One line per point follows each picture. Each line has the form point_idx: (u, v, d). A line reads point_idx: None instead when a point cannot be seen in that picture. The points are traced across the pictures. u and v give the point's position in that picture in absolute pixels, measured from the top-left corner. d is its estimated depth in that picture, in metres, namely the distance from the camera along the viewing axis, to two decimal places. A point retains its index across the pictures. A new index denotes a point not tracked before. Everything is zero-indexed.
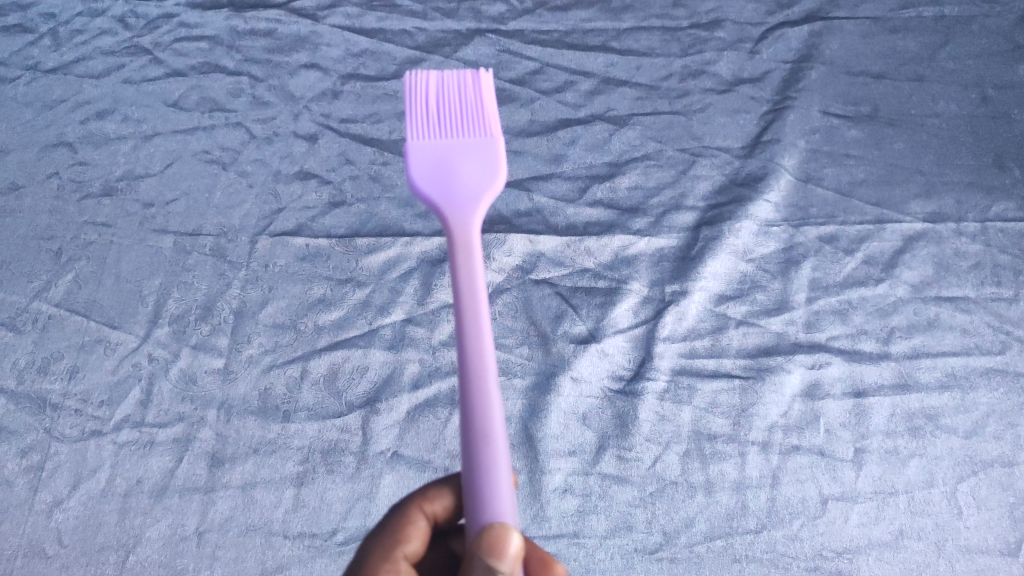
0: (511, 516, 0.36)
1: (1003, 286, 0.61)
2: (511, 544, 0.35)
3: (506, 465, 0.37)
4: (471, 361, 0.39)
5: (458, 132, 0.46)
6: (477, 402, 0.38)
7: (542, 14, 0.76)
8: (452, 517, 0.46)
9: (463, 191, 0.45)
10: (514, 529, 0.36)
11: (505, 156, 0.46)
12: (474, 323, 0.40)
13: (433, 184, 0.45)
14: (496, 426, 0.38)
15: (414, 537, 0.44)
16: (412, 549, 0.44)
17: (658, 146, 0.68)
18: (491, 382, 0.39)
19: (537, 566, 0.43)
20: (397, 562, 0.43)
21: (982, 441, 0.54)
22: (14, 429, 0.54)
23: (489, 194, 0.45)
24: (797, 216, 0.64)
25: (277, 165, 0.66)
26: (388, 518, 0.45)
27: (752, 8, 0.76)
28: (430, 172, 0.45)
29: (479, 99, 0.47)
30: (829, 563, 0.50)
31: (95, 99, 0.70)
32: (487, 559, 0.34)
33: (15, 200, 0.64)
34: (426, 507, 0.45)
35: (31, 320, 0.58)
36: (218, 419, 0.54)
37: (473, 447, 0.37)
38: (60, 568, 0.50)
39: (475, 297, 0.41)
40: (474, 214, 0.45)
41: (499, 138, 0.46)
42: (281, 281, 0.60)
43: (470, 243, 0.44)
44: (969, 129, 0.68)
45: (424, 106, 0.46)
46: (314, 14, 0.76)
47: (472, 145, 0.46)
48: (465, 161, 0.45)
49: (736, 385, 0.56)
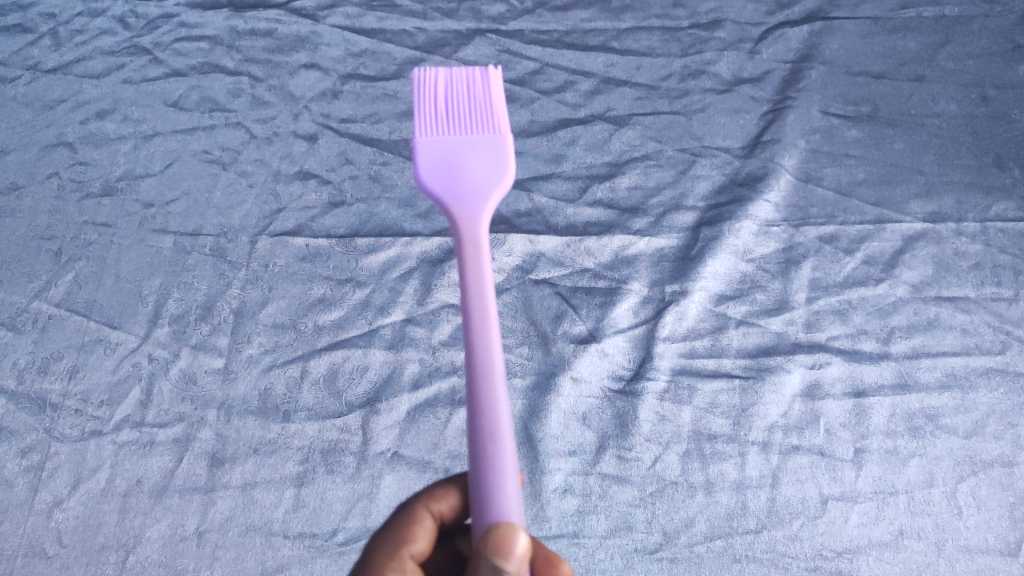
0: (518, 516, 0.36)
1: (1003, 286, 0.61)
2: (517, 543, 0.35)
3: (512, 464, 0.37)
4: (479, 360, 0.39)
5: (466, 128, 0.46)
6: (484, 401, 0.38)
7: (542, 14, 0.76)
8: (458, 517, 0.45)
9: (471, 189, 0.45)
10: (520, 529, 0.35)
11: (513, 153, 0.46)
12: (482, 323, 0.40)
13: (440, 181, 0.45)
14: (503, 424, 0.38)
15: (421, 536, 0.44)
16: (418, 549, 0.44)
17: (658, 146, 0.68)
18: (498, 381, 0.39)
19: (543, 566, 0.43)
20: (403, 561, 0.43)
21: (982, 441, 0.54)
22: (14, 429, 0.54)
23: (497, 192, 0.45)
24: (797, 216, 0.64)
25: (277, 165, 0.66)
26: (394, 517, 0.45)
27: (752, 8, 0.76)
28: (437, 169, 0.45)
29: (487, 97, 0.47)
30: (829, 563, 0.50)
31: (95, 99, 0.70)
32: (493, 559, 0.34)
33: (15, 200, 0.64)
34: (432, 506, 0.45)
35: (31, 320, 0.58)
36: (218, 419, 0.54)
37: (479, 446, 0.37)
38: (60, 568, 0.50)
39: (482, 296, 0.41)
40: (482, 212, 0.45)
41: (507, 135, 0.46)
42: (281, 281, 0.60)
43: (478, 243, 0.44)
44: (969, 129, 0.68)
45: (432, 102, 0.46)
46: (314, 14, 0.76)
47: (480, 142, 0.46)
48: (473, 158, 0.45)
49: (736, 385, 0.56)
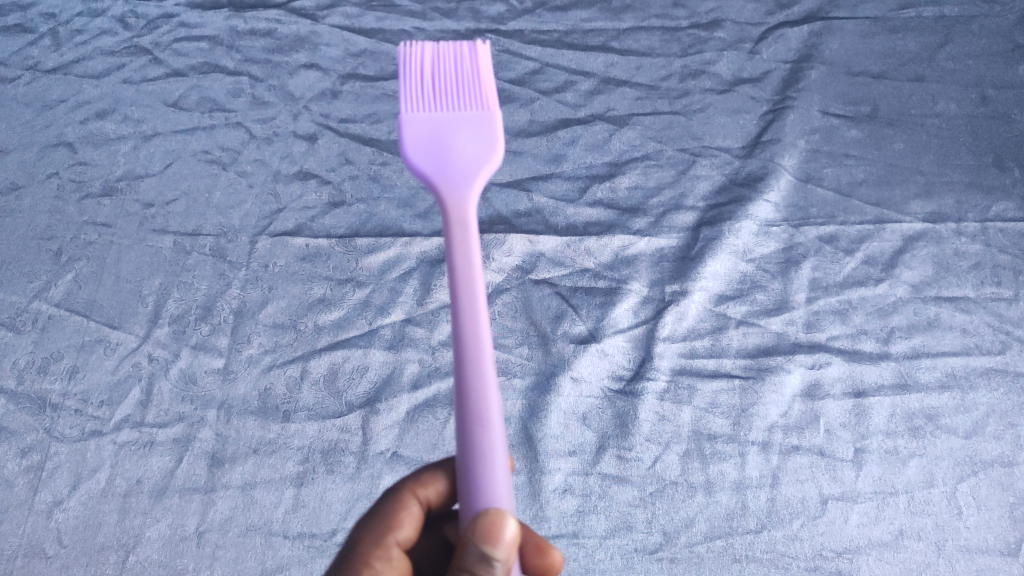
0: (506, 501, 0.37)
1: (1003, 286, 0.61)
2: (507, 530, 0.35)
3: (501, 449, 0.37)
4: (466, 344, 0.39)
5: (455, 105, 0.45)
6: (472, 385, 0.38)
7: (542, 14, 0.76)
8: (445, 502, 0.46)
9: (460, 167, 0.45)
10: (509, 515, 0.36)
11: (502, 130, 0.45)
12: (469, 304, 0.40)
13: (429, 160, 0.44)
14: (492, 409, 0.38)
15: (407, 523, 0.44)
16: (405, 535, 0.44)
17: (658, 146, 0.68)
18: (487, 364, 0.38)
19: (533, 553, 0.44)
20: (390, 548, 0.44)
21: (982, 441, 0.54)
22: (14, 429, 0.54)
23: (486, 170, 0.45)
24: (797, 216, 0.64)
25: (277, 165, 0.66)
26: (381, 504, 0.45)
27: (752, 8, 0.76)
28: (426, 148, 0.44)
29: (476, 73, 0.47)
30: (829, 563, 0.50)
31: (95, 99, 0.70)
32: (481, 545, 0.35)
33: (15, 200, 0.64)
34: (419, 492, 0.45)
35: (31, 320, 0.58)
36: (218, 419, 0.54)
37: (468, 431, 0.37)
38: (60, 569, 0.50)
39: (471, 276, 0.41)
40: (471, 190, 0.44)
41: (497, 112, 0.45)
42: (281, 281, 0.60)
43: (466, 220, 0.43)
44: (969, 129, 0.68)
45: (419, 80, 0.46)
46: (314, 14, 0.76)
47: (469, 120, 0.45)
48: (462, 136, 0.45)
49: (736, 385, 0.56)
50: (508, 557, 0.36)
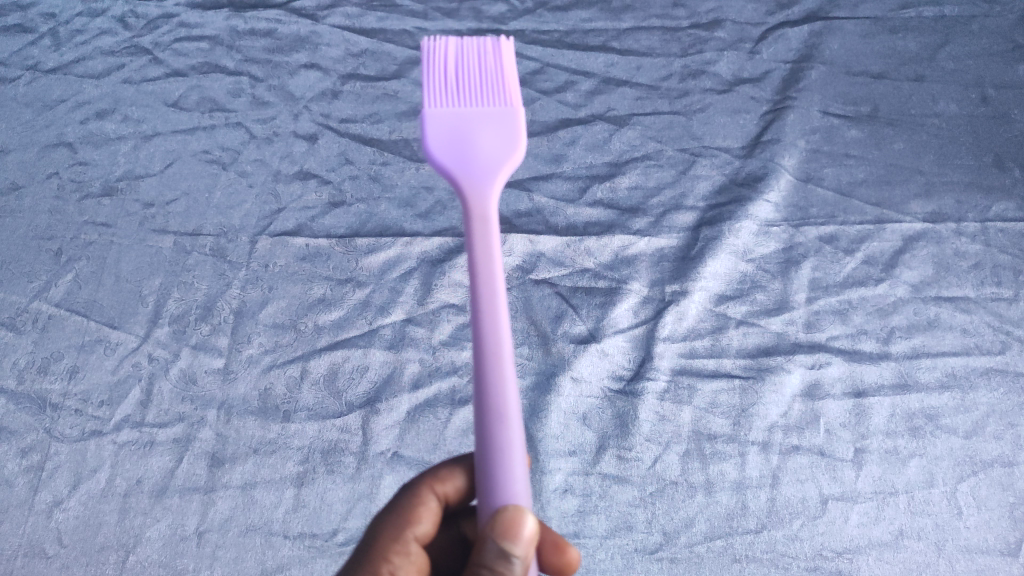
0: (525, 497, 0.37)
1: (1003, 286, 0.61)
2: (525, 527, 0.35)
3: (520, 447, 0.37)
4: (486, 341, 0.39)
5: (478, 101, 0.45)
6: (492, 380, 0.38)
7: (542, 14, 0.76)
8: (463, 498, 0.46)
9: (480, 164, 0.44)
10: (528, 512, 0.36)
11: (524, 127, 0.45)
12: (490, 298, 0.40)
13: (450, 155, 0.44)
14: (511, 406, 0.37)
15: (425, 518, 0.45)
16: (423, 530, 0.45)
17: (658, 146, 0.68)
18: (506, 359, 0.38)
19: (551, 550, 0.44)
20: (408, 543, 0.44)
21: (982, 441, 0.54)
22: (14, 429, 0.54)
23: (506, 167, 0.45)
24: (797, 216, 0.64)
25: (277, 165, 0.66)
26: (399, 498, 0.45)
27: (751, 7, 0.76)
28: (447, 143, 0.44)
29: (499, 68, 0.47)
30: (829, 563, 0.50)
31: (95, 99, 0.70)
32: (501, 541, 0.35)
33: (15, 200, 0.64)
34: (437, 487, 0.45)
35: (31, 320, 0.58)
36: (218, 419, 0.54)
37: (487, 425, 0.37)
38: (60, 568, 0.50)
39: (491, 274, 0.41)
40: (491, 186, 0.44)
41: (519, 109, 0.45)
42: (281, 281, 0.60)
43: (486, 216, 0.43)
44: (969, 129, 0.68)
45: (442, 74, 0.46)
46: (314, 14, 0.76)
47: (489, 116, 0.45)
48: (483, 132, 0.45)
49: (736, 385, 0.56)
50: (527, 553, 0.36)
